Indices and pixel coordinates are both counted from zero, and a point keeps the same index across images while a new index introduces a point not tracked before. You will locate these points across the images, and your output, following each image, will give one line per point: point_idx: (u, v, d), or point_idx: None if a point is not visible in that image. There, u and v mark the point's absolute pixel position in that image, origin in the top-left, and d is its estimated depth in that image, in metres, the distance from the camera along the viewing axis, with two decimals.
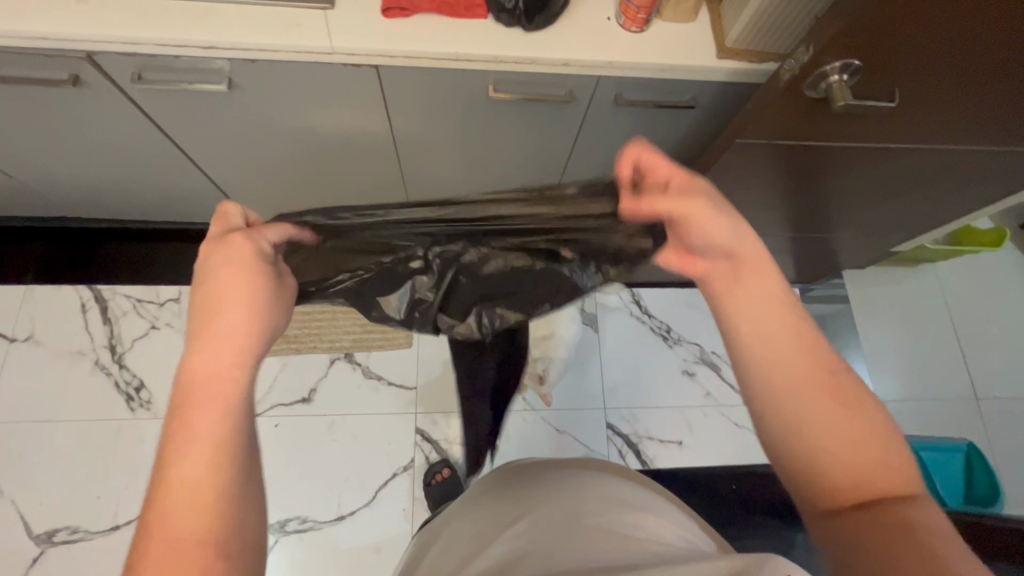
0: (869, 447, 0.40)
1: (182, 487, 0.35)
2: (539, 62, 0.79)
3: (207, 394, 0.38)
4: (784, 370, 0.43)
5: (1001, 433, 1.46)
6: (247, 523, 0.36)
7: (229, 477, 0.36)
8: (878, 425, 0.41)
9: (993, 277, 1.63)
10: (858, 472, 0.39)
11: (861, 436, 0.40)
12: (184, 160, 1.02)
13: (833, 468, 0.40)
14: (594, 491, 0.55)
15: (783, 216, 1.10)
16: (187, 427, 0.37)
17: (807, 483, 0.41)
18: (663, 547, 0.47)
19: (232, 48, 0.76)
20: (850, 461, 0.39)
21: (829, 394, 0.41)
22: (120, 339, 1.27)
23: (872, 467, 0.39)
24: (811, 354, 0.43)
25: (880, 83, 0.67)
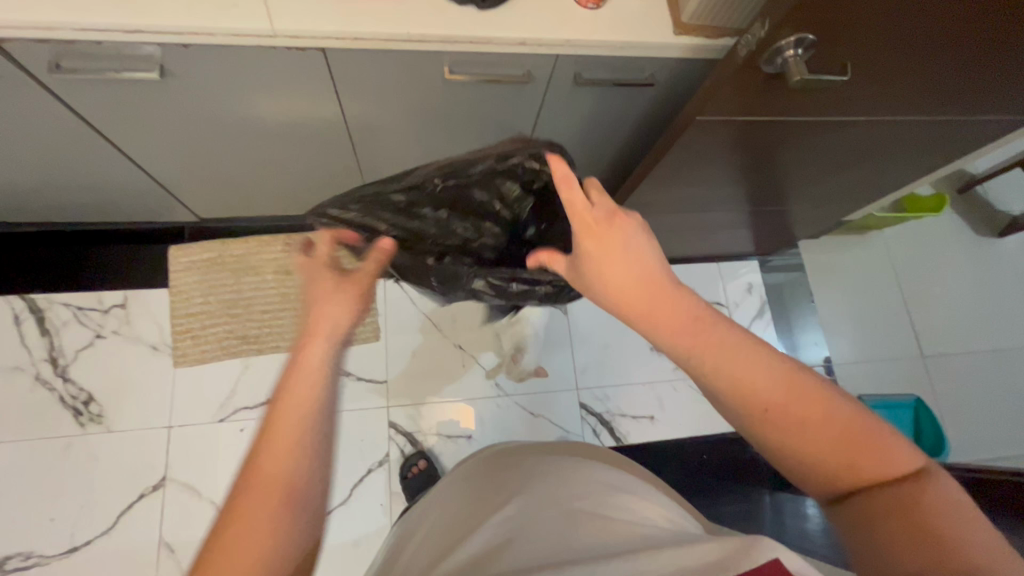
0: (846, 436, 0.40)
1: (277, 426, 0.46)
2: (496, 41, 0.76)
3: (295, 392, 0.48)
4: (735, 404, 0.43)
5: (945, 386, 1.56)
6: (315, 474, 0.46)
7: (307, 435, 0.46)
8: (844, 413, 0.41)
9: (935, 240, 1.72)
10: (850, 468, 0.40)
11: (831, 431, 0.40)
12: (118, 156, 0.95)
13: (824, 465, 0.41)
14: (580, 476, 0.55)
15: (742, 190, 1.12)
16: (288, 383, 0.48)
17: (803, 481, 0.43)
18: (651, 527, 0.47)
19: (162, 33, 0.70)
20: (835, 459, 0.40)
21: (783, 418, 0.41)
22: (63, 351, 1.18)
23: (863, 460, 0.40)
24: (753, 384, 0.42)
25: (833, 57, 0.68)
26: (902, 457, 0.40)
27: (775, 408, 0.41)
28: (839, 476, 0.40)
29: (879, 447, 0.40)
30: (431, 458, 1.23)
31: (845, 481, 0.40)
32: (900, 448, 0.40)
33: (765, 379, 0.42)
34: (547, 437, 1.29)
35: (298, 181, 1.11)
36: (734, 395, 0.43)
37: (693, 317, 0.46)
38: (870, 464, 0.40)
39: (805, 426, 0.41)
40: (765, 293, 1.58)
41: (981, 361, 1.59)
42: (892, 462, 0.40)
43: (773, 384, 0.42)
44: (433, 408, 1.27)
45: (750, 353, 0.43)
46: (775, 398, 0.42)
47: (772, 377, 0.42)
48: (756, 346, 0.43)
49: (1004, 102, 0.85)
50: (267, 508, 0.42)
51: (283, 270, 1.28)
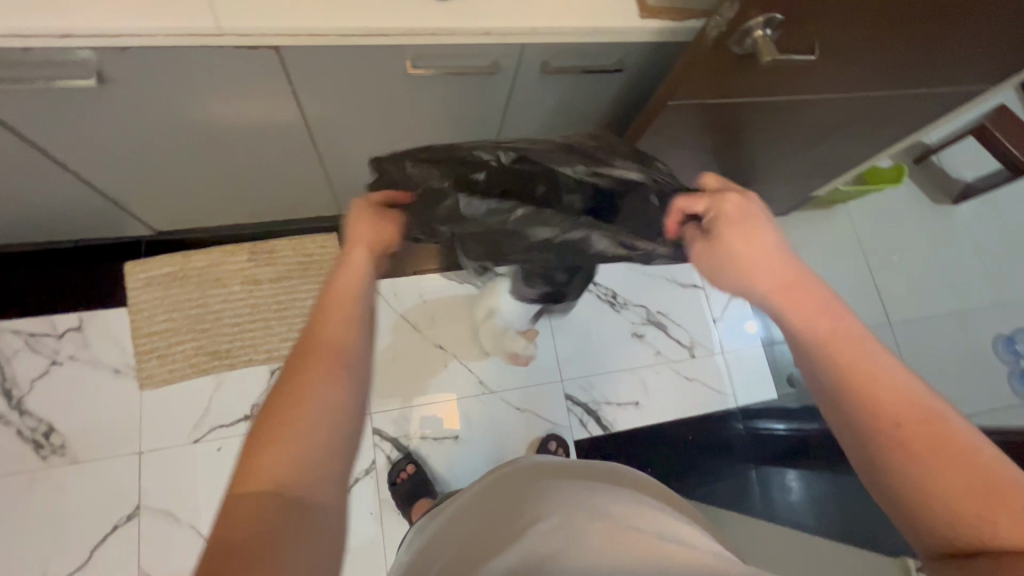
0: (986, 490, 0.38)
1: (328, 314, 0.49)
2: (459, 32, 0.73)
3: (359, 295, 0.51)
4: (868, 417, 0.43)
5: (912, 351, 1.62)
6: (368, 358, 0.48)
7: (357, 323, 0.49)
8: (993, 471, 0.39)
9: (895, 210, 1.77)
10: (969, 517, 0.38)
11: (967, 478, 0.39)
12: (59, 171, 0.88)
13: (948, 507, 0.39)
14: (605, 497, 0.54)
15: (713, 172, 1.12)
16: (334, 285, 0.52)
17: (916, 524, 0.41)
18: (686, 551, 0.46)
19: (94, 36, 0.65)
20: (963, 505, 0.38)
21: (915, 442, 0.41)
22: (16, 382, 1.11)
23: (987, 512, 0.38)
24: (891, 397, 0.43)
25: (801, 36, 0.67)
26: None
27: (910, 425, 0.41)
28: (957, 521, 0.38)
29: (1014, 508, 0.37)
30: (418, 461, 1.21)
31: (961, 529, 0.38)
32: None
33: (908, 401, 0.42)
34: (536, 431, 1.29)
35: (259, 186, 1.06)
36: (868, 403, 0.43)
37: (831, 312, 0.48)
38: (999, 520, 0.37)
39: (940, 458, 0.40)
40: None
41: (944, 324, 1.66)
42: None
43: (908, 408, 0.42)
44: (417, 411, 1.25)
45: (891, 370, 0.44)
46: (909, 416, 0.42)
47: (917, 404, 0.42)
48: (904, 373, 0.44)
49: (961, 73, 0.87)
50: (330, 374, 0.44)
51: (250, 280, 1.22)
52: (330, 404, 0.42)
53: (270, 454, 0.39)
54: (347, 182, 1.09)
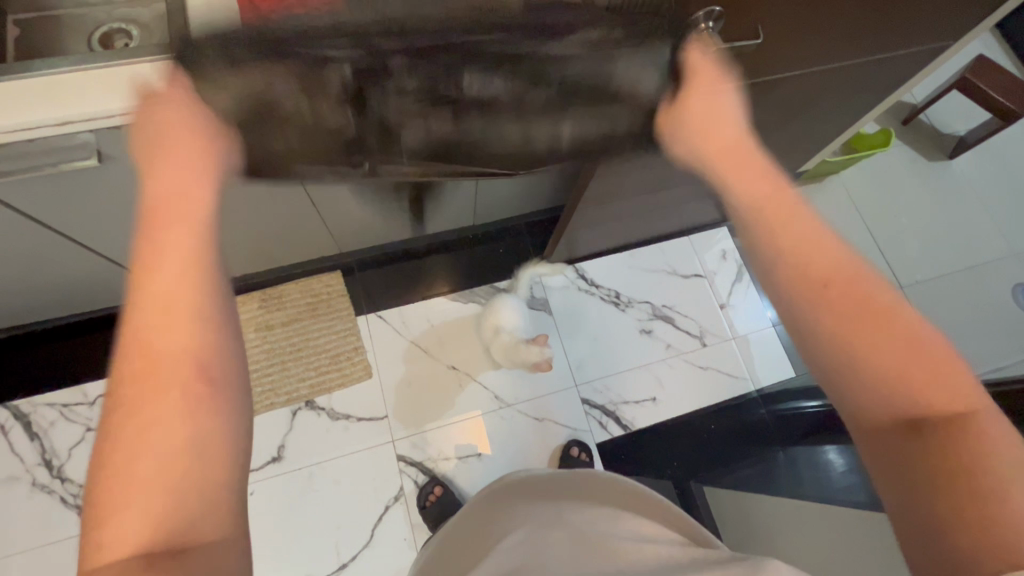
0: (914, 348, 0.44)
1: (156, 315, 0.42)
2: None
3: (173, 283, 0.43)
4: (801, 281, 0.47)
5: (929, 311, 1.60)
6: (230, 356, 0.45)
7: (208, 326, 0.44)
8: (918, 332, 0.44)
9: (891, 174, 1.76)
10: (910, 397, 0.42)
11: (897, 338, 0.44)
12: (73, 247, 0.94)
13: (878, 368, 0.43)
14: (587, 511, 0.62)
15: (695, 162, 1.14)
16: (155, 271, 0.43)
17: (851, 390, 0.44)
18: (655, 549, 0.53)
19: (90, 119, 0.70)
20: (896, 368, 0.43)
21: (846, 291, 0.46)
22: (56, 451, 1.16)
23: (924, 401, 0.42)
24: (821, 256, 0.48)
25: (742, 23, 0.70)
26: (961, 396, 0.42)
27: (839, 284, 0.46)
28: (891, 384, 0.43)
29: (933, 372, 0.43)
30: (445, 483, 1.22)
31: (902, 408, 0.42)
32: (959, 383, 0.43)
33: (833, 258, 0.48)
34: (557, 439, 1.30)
35: (261, 234, 1.11)
36: (804, 263, 0.47)
37: (773, 188, 0.52)
38: (920, 380, 0.42)
39: (872, 311, 0.45)
40: (740, 257, 1.54)
41: (957, 281, 1.63)
42: (949, 392, 0.42)
43: (831, 264, 0.47)
44: (438, 433, 1.27)
45: (810, 230, 0.49)
46: (838, 276, 0.47)
47: (844, 266, 0.47)
48: (816, 224, 0.50)
49: (921, 31, 0.88)
50: (181, 408, 0.40)
51: (263, 326, 1.29)
52: (181, 425, 0.40)
53: (111, 501, 0.37)
54: (342, 220, 1.14)
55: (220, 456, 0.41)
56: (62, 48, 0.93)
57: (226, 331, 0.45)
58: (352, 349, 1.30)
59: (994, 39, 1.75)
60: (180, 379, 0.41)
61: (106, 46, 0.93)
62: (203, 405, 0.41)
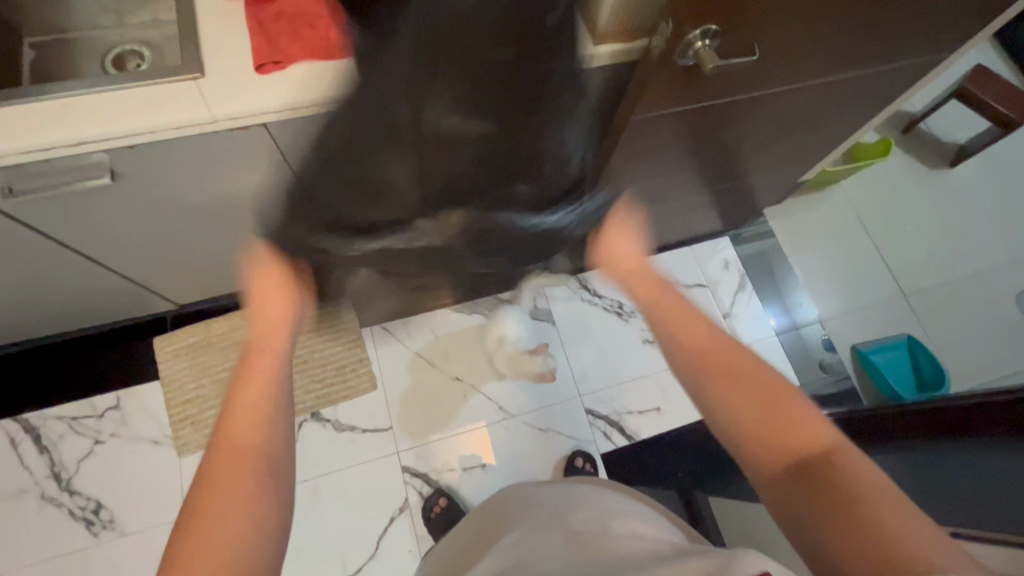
0: (777, 405, 0.58)
1: (236, 422, 0.57)
2: None
3: (246, 404, 0.58)
4: (698, 367, 0.64)
5: (933, 319, 1.60)
6: (284, 455, 0.57)
7: (254, 455, 0.54)
8: (781, 391, 0.59)
9: (891, 182, 1.77)
10: (779, 448, 0.55)
11: (764, 400, 0.58)
12: (84, 263, 0.96)
13: (754, 432, 0.57)
14: (580, 505, 0.62)
15: (695, 174, 1.16)
16: (248, 380, 0.61)
17: (745, 452, 0.57)
18: (646, 543, 0.54)
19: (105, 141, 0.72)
20: (767, 426, 0.57)
21: (733, 373, 0.61)
22: (65, 464, 1.17)
23: (790, 450, 0.55)
24: (704, 342, 0.65)
25: (738, 39, 0.72)
26: (818, 432, 0.55)
27: (717, 365, 0.63)
28: (767, 437, 0.56)
29: (796, 422, 0.56)
30: (450, 494, 1.23)
31: (788, 455, 0.55)
32: (822, 431, 0.55)
33: (712, 341, 0.65)
34: (561, 450, 1.30)
35: None
36: (685, 349, 0.66)
37: (653, 281, 0.76)
38: (789, 431, 0.56)
39: (743, 381, 0.60)
40: (743, 266, 1.62)
41: (960, 288, 1.64)
42: (809, 434, 0.55)
43: (711, 348, 0.65)
44: (442, 443, 1.27)
45: (697, 322, 0.68)
46: (719, 354, 0.64)
47: (723, 347, 0.65)
48: (703, 318, 0.68)
49: (913, 46, 0.90)
50: (246, 495, 0.51)
51: None
52: (245, 505, 0.51)
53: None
54: None
55: (269, 541, 0.50)
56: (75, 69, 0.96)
57: (284, 443, 0.58)
58: (357, 361, 1.32)
59: (992, 48, 1.77)
60: (241, 483, 0.52)
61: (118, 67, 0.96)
62: (263, 495, 0.52)
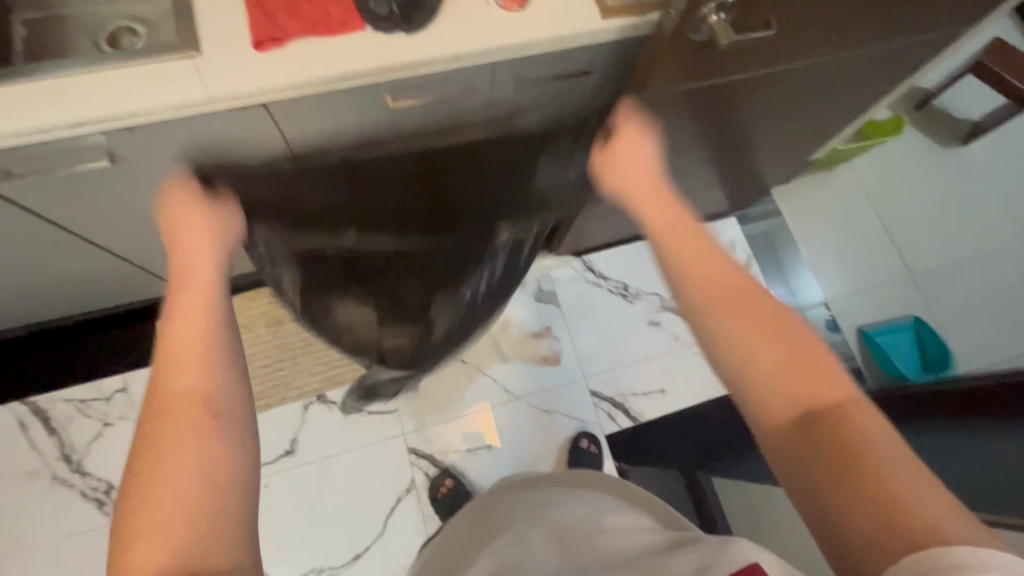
0: (799, 355, 0.50)
1: (163, 394, 0.48)
2: (430, 62, 0.76)
3: (188, 309, 0.54)
4: (704, 301, 0.55)
5: (941, 301, 1.59)
6: (239, 397, 0.51)
7: (211, 345, 0.51)
8: (799, 332, 0.52)
9: (903, 161, 1.73)
10: (788, 395, 0.48)
11: (781, 349, 0.50)
12: (85, 246, 0.95)
13: (762, 376, 0.50)
14: (575, 504, 0.71)
15: (704, 153, 1.13)
16: (182, 308, 0.54)
17: (754, 399, 0.50)
18: (632, 538, 0.62)
19: (101, 120, 0.70)
20: (780, 374, 0.49)
21: (748, 307, 0.53)
22: (74, 447, 1.18)
23: (804, 401, 0.48)
24: (727, 280, 0.55)
25: (754, 14, 0.69)
26: (838, 386, 0.48)
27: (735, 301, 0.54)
28: (786, 390, 0.49)
29: (819, 372, 0.49)
30: (456, 475, 1.24)
31: (801, 405, 0.48)
32: (840, 382, 0.48)
33: (737, 283, 0.55)
34: (566, 431, 1.31)
35: None
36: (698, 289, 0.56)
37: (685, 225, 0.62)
38: (808, 381, 0.48)
39: (762, 320, 0.52)
40: (750, 247, 1.62)
41: (970, 269, 1.62)
42: (831, 389, 0.48)
43: (738, 290, 0.54)
44: (448, 425, 1.28)
45: (715, 261, 0.58)
46: (744, 297, 0.54)
47: (743, 294, 0.54)
48: (730, 265, 0.57)
49: (935, 19, 0.87)
50: (194, 445, 0.45)
51: (273, 320, 1.30)
52: (197, 456, 0.45)
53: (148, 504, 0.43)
54: None
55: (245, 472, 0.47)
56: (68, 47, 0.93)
57: (231, 369, 0.52)
58: None
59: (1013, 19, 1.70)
60: (194, 427, 0.46)
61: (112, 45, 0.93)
62: (209, 440, 0.46)
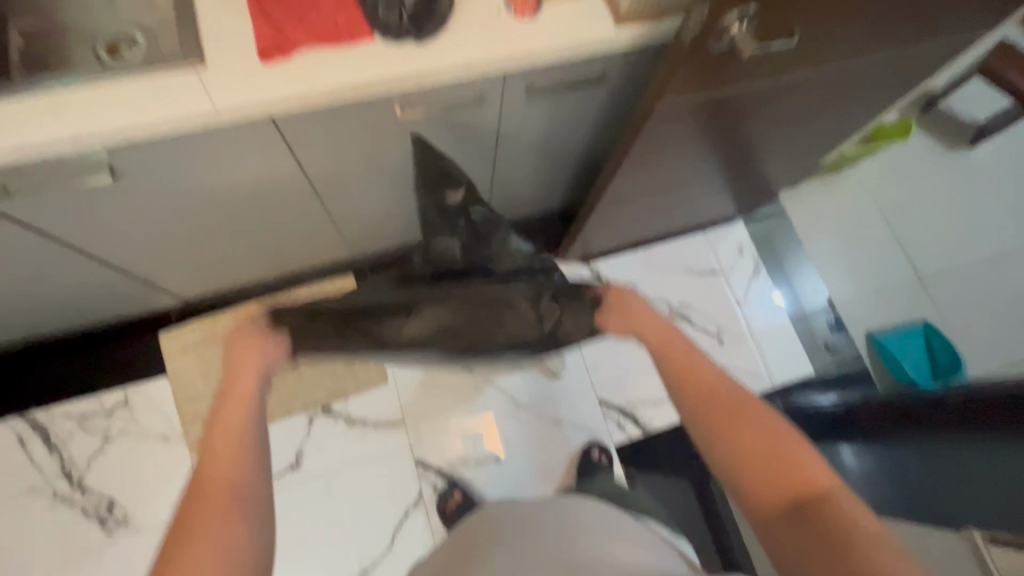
0: (776, 442, 0.59)
1: (206, 486, 0.59)
2: (441, 73, 0.74)
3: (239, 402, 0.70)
4: (694, 402, 0.66)
5: (950, 305, 1.58)
6: (255, 486, 0.61)
7: (242, 450, 0.63)
8: (774, 426, 0.61)
9: (909, 164, 1.72)
10: (771, 486, 0.57)
11: (763, 439, 0.59)
12: (85, 261, 0.93)
13: (747, 462, 0.59)
14: (570, 533, 0.69)
15: (713, 160, 1.11)
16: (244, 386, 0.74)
17: (743, 484, 0.59)
18: (629, 570, 0.61)
19: (100, 135, 0.67)
20: (764, 458, 0.58)
21: (732, 407, 0.63)
22: (74, 463, 1.16)
23: (788, 488, 0.56)
24: (709, 381, 0.67)
25: (775, 24, 0.68)
26: (818, 474, 0.56)
27: (718, 397, 0.65)
28: (768, 475, 0.57)
29: (796, 460, 0.57)
30: (464, 487, 1.22)
31: (786, 493, 0.56)
32: (819, 471, 0.56)
33: (718, 381, 0.67)
34: (575, 441, 1.29)
35: (273, 243, 1.09)
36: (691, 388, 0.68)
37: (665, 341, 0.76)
38: (787, 468, 0.57)
39: (743, 417, 0.62)
40: (756, 250, 1.59)
41: (976, 272, 1.61)
42: (811, 474, 0.56)
43: (722, 389, 0.66)
44: (455, 437, 1.26)
45: (698, 364, 0.70)
46: (723, 395, 0.65)
47: (732, 395, 0.65)
48: (718, 372, 0.68)
49: (954, 28, 0.85)
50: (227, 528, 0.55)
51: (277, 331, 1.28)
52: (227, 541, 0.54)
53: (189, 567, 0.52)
54: (355, 226, 1.12)
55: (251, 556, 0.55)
56: (65, 56, 0.91)
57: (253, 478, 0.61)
58: None
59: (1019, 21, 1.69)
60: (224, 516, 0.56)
61: (111, 53, 0.91)
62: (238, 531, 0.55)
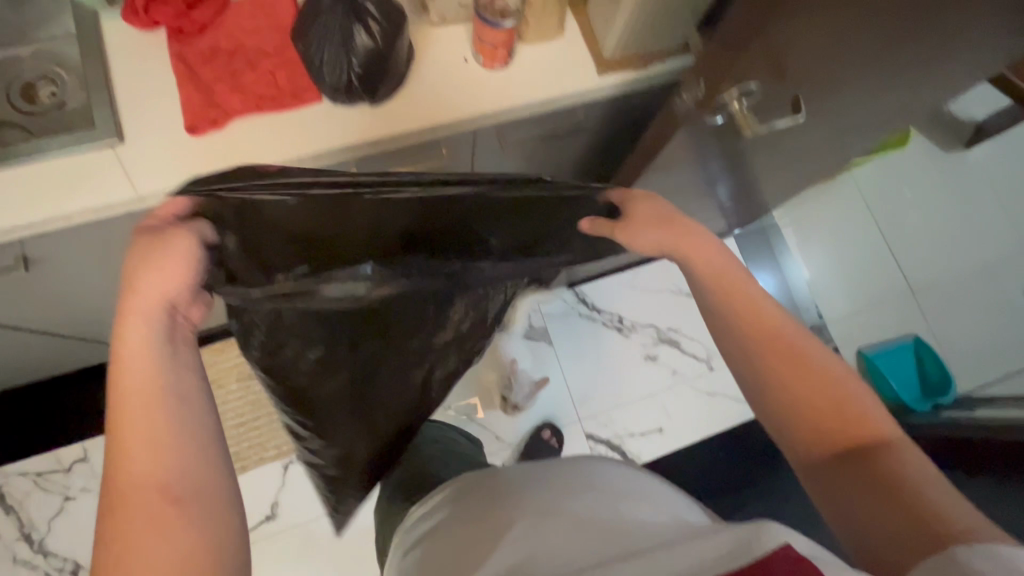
0: (835, 389, 0.54)
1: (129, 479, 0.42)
2: (400, 137, 0.65)
3: (142, 376, 0.45)
4: (751, 337, 0.58)
5: (941, 317, 1.55)
6: (203, 469, 0.44)
7: (166, 436, 0.44)
8: (830, 369, 0.55)
9: (906, 170, 1.66)
10: (810, 432, 0.53)
11: (820, 387, 0.54)
12: (20, 333, 0.84)
13: (805, 410, 0.54)
14: (583, 487, 0.58)
15: (712, 190, 1.03)
16: (132, 347, 0.47)
17: (797, 435, 0.54)
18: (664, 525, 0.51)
19: (7, 233, 0.57)
20: (821, 407, 0.54)
21: (785, 348, 0.56)
22: (34, 524, 1.09)
23: (832, 436, 0.53)
24: (764, 322, 0.58)
25: (779, 86, 0.60)
26: (874, 426, 0.52)
27: (778, 343, 0.57)
28: (824, 425, 0.53)
29: (854, 412, 0.53)
30: None
31: (841, 441, 0.52)
32: (877, 423, 0.53)
33: (777, 318, 0.58)
34: None
35: None
36: (747, 333, 0.58)
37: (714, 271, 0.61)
38: (850, 422, 0.53)
39: (801, 359, 0.55)
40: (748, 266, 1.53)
41: (973, 283, 1.57)
42: (871, 428, 0.52)
43: (773, 328, 0.58)
44: None
45: (745, 292, 0.60)
46: (781, 335, 0.57)
47: (788, 335, 0.57)
48: (771, 309, 0.59)
49: None
50: (169, 543, 0.40)
51: (246, 375, 1.21)
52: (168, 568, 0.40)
53: None
54: None
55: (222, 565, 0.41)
56: None
57: (199, 449, 0.45)
58: None
59: None
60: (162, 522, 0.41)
61: (29, 100, 0.80)
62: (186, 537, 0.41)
